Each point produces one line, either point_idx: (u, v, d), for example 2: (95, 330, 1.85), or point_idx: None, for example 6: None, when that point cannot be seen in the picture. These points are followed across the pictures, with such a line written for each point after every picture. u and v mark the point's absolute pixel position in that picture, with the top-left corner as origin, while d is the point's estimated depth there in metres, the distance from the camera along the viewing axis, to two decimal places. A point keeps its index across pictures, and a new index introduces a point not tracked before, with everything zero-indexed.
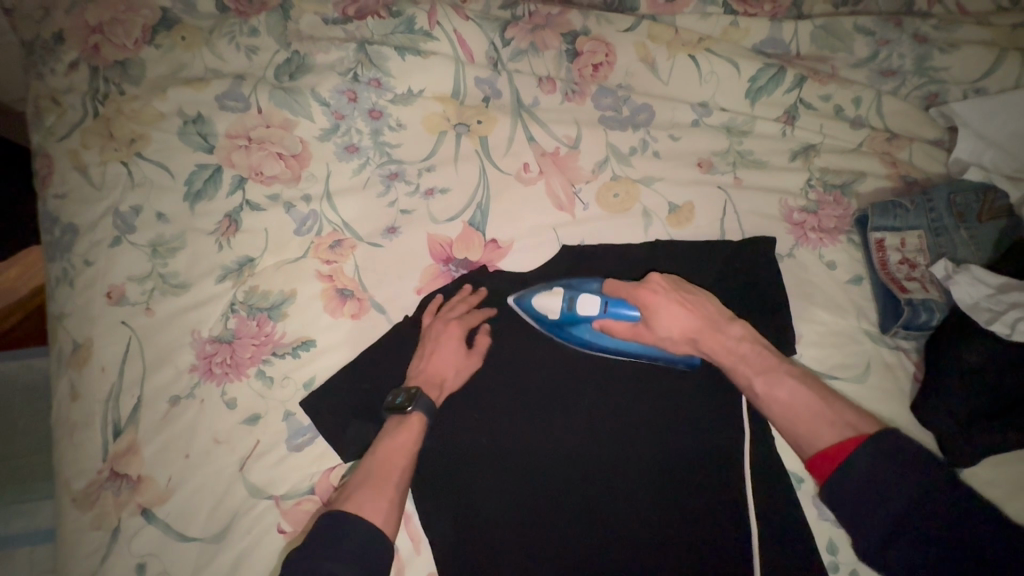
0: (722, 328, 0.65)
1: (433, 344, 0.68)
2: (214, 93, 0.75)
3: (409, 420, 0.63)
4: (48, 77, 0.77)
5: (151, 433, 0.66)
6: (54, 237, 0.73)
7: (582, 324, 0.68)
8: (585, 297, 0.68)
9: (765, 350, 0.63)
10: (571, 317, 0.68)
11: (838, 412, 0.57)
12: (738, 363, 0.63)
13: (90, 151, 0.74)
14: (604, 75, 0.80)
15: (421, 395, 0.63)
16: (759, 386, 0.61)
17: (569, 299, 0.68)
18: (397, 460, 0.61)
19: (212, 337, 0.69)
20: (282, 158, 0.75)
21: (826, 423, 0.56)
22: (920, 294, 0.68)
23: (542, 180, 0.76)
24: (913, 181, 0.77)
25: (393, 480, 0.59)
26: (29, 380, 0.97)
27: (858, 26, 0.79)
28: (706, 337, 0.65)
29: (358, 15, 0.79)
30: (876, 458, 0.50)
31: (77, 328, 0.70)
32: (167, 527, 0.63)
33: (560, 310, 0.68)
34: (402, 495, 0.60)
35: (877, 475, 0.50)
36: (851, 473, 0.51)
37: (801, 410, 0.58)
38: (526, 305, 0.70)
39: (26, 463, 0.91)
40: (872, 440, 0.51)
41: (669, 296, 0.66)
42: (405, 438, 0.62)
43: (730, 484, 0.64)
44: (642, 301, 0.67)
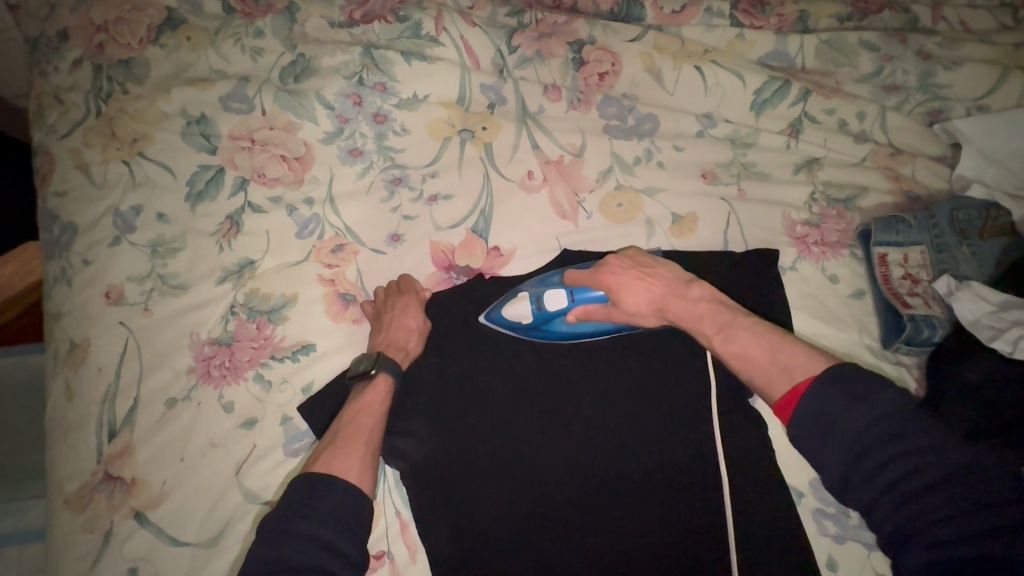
0: (680, 292, 0.65)
1: (391, 314, 0.69)
2: (219, 94, 0.75)
3: (375, 382, 0.66)
4: (51, 75, 0.77)
5: (146, 435, 0.65)
6: (53, 235, 0.73)
7: (555, 319, 0.70)
8: (550, 293, 0.69)
9: (722, 306, 0.62)
10: (543, 316, 0.69)
11: (794, 358, 0.54)
12: (696, 322, 0.63)
13: (92, 149, 0.74)
14: (610, 84, 0.80)
15: (380, 356, 0.66)
16: (717, 343, 0.61)
17: (535, 299, 0.69)
18: (365, 419, 0.63)
19: (210, 339, 0.69)
20: (285, 161, 0.75)
21: (779, 368, 0.54)
22: (922, 311, 0.68)
23: (546, 189, 0.76)
24: (916, 197, 0.77)
25: (360, 438, 0.61)
26: (23, 377, 0.97)
27: (862, 41, 0.79)
28: (671, 304, 0.65)
29: (365, 19, 0.79)
30: (825, 397, 0.49)
31: (75, 327, 0.69)
32: (159, 531, 0.62)
33: (532, 313, 0.69)
34: (373, 454, 0.61)
35: (826, 412, 0.48)
36: (804, 420, 0.49)
37: (756, 360, 0.56)
38: (497, 318, 0.70)
39: (17, 462, 0.90)
40: (822, 378, 0.50)
41: (632, 273, 0.67)
42: (371, 397, 0.65)
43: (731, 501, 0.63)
44: (603, 282, 0.68)
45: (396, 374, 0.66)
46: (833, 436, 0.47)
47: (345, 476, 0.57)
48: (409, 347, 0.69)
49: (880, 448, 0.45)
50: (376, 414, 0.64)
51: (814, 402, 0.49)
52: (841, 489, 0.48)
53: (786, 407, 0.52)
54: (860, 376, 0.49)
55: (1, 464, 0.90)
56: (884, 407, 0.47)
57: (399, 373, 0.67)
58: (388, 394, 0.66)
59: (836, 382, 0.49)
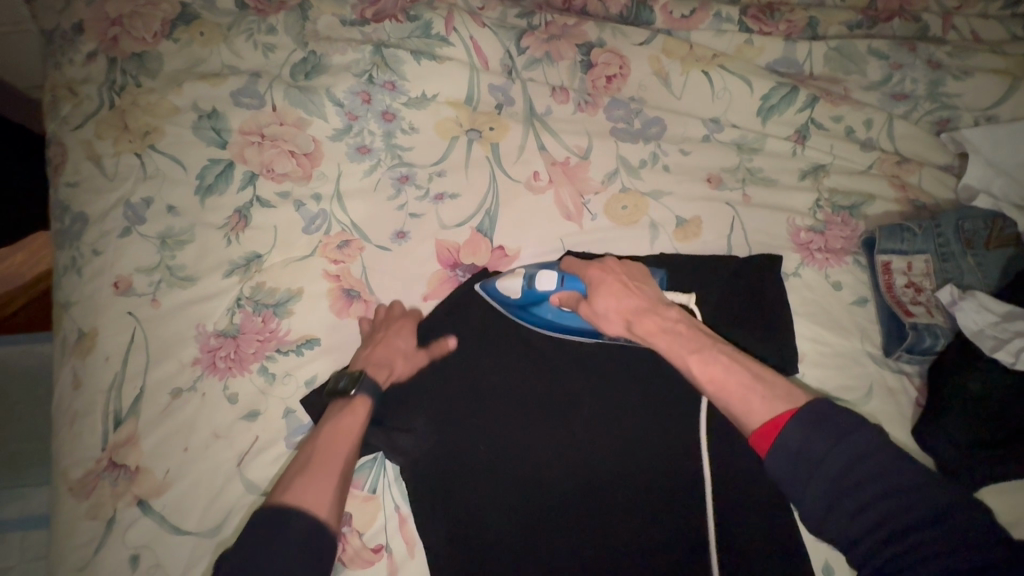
0: (659, 309, 0.64)
1: (380, 336, 0.69)
2: (230, 89, 0.76)
3: (354, 403, 0.64)
4: (66, 68, 0.78)
5: (151, 424, 0.66)
6: (64, 226, 0.74)
7: (543, 302, 0.70)
8: (542, 273, 0.70)
9: (700, 333, 0.62)
10: (531, 297, 0.70)
11: (772, 389, 0.54)
12: (671, 340, 0.62)
13: (104, 141, 0.75)
14: (617, 87, 0.80)
15: (365, 377, 0.66)
16: (692, 363, 0.59)
17: (529, 278, 0.70)
18: (341, 445, 0.61)
19: (216, 331, 0.70)
20: (294, 157, 0.75)
21: (759, 397, 0.54)
22: (924, 319, 0.68)
23: (551, 190, 0.76)
24: (922, 206, 0.77)
25: (335, 464, 0.59)
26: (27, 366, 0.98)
27: (872, 49, 0.79)
28: (646, 317, 0.64)
29: (375, 18, 0.80)
30: (809, 434, 0.49)
31: (83, 316, 0.70)
32: (162, 520, 0.63)
33: (522, 290, 0.70)
34: (344, 480, 0.60)
35: (809, 449, 0.48)
36: (786, 454, 0.49)
37: (733, 389, 0.56)
38: (491, 291, 0.71)
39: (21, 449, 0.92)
40: (805, 411, 0.50)
41: (618, 278, 0.68)
42: (350, 419, 0.63)
43: (726, 505, 0.63)
44: (591, 278, 0.68)
45: (375, 396, 0.65)
46: (814, 473, 0.47)
47: (313, 513, 0.55)
48: (395, 369, 0.69)
49: (867, 484, 0.46)
50: (353, 439, 0.62)
51: (797, 437, 0.49)
52: (824, 523, 0.47)
53: (768, 434, 0.51)
54: (845, 414, 0.49)
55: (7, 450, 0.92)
56: (867, 446, 0.47)
57: (377, 395, 0.66)
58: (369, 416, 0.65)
59: (819, 419, 0.49)
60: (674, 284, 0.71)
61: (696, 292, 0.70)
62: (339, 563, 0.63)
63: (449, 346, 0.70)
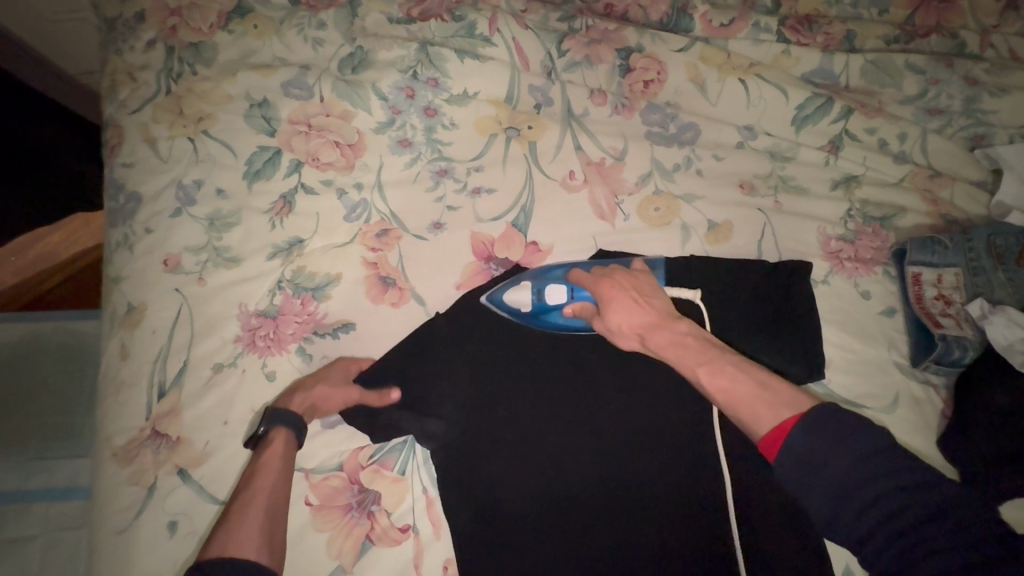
0: (669, 323, 0.67)
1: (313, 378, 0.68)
2: (280, 80, 0.79)
3: (272, 441, 0.64)
4: (126, 54, 0.82)
5: (193, 397, 0.69)
6: (118, 204, 0.77)
7: (553, 311, 0.72)
8: (551, 286, 0.72)
9: (709, 343, 0.64)
10: (543, 307, 0.72)
11: (779, 396, 0.56)
12: (682, 353, 0.63)
13: (160, 126, 0.78)
14: (654, 92, 0.82)
15: (281, 408, 0.65)
16: (703, 376, 0.61)
17: (537, 291, 0.72)
18: (265, 482, 0.61)
19: (258, 311, 0.72)
20: (338, 147, 0.78)
21: (768, 405, 0.55)
22: (953, 331, 0.69)
23: (586, 189, 0.78)
24: (953, 220, 0.77)
25: (258, 504, 0.59)
26: (62, 341, 1.02)
27: (909, 63, 0.80)
28: (656, 332, 0.66)
29: (422, 17, 0.83)
30: (813, 439, 0.50)
31: (132, 291, 0.73)
32: (200, 489, 0.66)
33: (531, 302, 0.72)
34: (272, 517, 0.59)
35: (813, 451, 0.49)
36: (791, 458, 0.50)
37: (742, 398, 0.57)
38: (497, 300, 0.73)
39: (53, 421, 0.95)
40: (805, 419, 0.51)
41: (627, 292, 0.70)
42: (270, 456, 0.63)
43: (746, 502, 0.65)
44: (601, 292, 0.70)
45: (294, 428, 0.64)
46: (818, 474, 0.48)
47: (241, 556, 0.54)
48: (314, 394, 0.67)
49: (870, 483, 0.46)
50: (281, 475, 0.62)
51: (803, 441, 0.50)
52: (832, 523, 0.47)
53: (773, 441, 0.53)
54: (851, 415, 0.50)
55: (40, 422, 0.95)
56: (865, 448, 0.48)
57: (295, 425, 0.64)
58: (290, 448, 0.64)
59: (819, 423, 0.50)
60: (701, 285, 0.73)
61: (702, 287, 0.72)
62: (367, 540, 0.65)
63: (393, 398, 0.70)
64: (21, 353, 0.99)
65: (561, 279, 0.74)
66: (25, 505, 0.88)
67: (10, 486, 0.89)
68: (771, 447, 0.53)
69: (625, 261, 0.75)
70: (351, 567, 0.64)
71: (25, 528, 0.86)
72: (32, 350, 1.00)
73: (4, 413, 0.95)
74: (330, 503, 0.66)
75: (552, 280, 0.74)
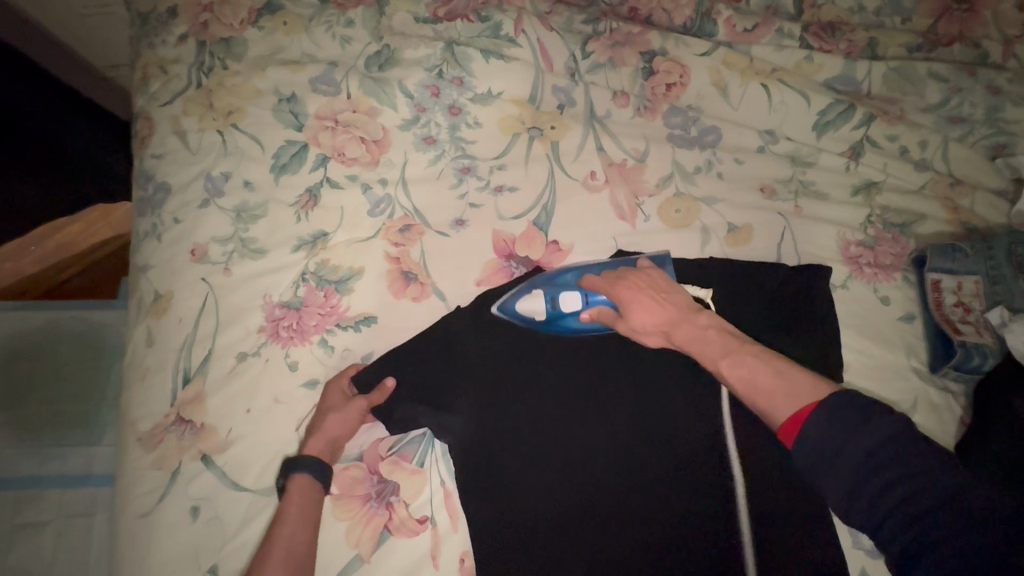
0: (690, 318, 0.68)
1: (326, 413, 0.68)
2: (309, 76, 0.81)
3: (295, 488, 0.63)
4: (158, 48, 0.84)
5: (218, 384, 0.70)
6: (147, 194, 0.79)
7: (569, 317, 0.72)
8: (565, 295, 0.72)
9: (728, 335, 0.65)
10: (556, 315, 0.72)
11: (795, 383, 0.57)
12: (704, 347, 0.65)
13: (190, 118, 0.80)
14: (676, 95, 0.82)
15: (299, 455, 0.64)
16: (724, 368, 0.63)
17: (551, 299, 0.72)
18: (287, 531, 0.61)
19: (282, 302, 0.74)
20: (363, 143, 0.79)
21: (785, 394, 0.57)
22: (973, 338, 0.69)
23: (607, 189, 0.79)
24: (973, 228, 0.78)
25: (276, 554, 0.59)
26: (78, 330, 1.03)
27: (931, 72, 0.81)
28: (678, 328, 0.68)
29: (448, 17, 0.84)
30: (828, 427, 0.51)
31: (160, 279, 0.75)
32: (223, 474, 0.67)
33: (545, 309, 0.72)
34: (293, 569, 0.59)
35: (828, 439, 0.50)
36: (809, 446, 0.51)
37: (760, 386, 0.59)
38: (510, 311, 0.73)
39: (68, 409, 0.96)
40: (823, 406, 0.52)
41: (645, 293, 0.70)
42: (294, 504, 0.63)
43: (764, 503, 0.66)
44: (620, 297, 0.71)
45: (311, 475, 0.63)
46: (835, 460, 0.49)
47: None
48: (325, 427, 0.67)
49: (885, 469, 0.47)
50: (301, 523, 0.62)
51: (817, 429, 0.51)
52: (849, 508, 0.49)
53: (791, 430, 0.54)
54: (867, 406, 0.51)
55: (55, 410, 0.96)
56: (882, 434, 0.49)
57: (312, 472, 0.63)
58: (313, 492, 0.63)
59: (835, 410, 0.51)
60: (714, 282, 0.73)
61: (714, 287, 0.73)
62: (385, 531, 0.66)
63: (393, 386, 0.70)
64: (37, 342, 1.00)
65: (573, 284, 0.74)
66: (41, 491, 0.89)
67: (26, 472, 0.90)
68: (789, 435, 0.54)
69: (631, 261, 0.75)
70: (368, 556, 0.65)
71: (40, 514, 0.88)
72: (48, 338, 1.01)
73: (19, 401, 0.96)
74: (350, 493, 0.67)
75: (563, 285, 0.74)
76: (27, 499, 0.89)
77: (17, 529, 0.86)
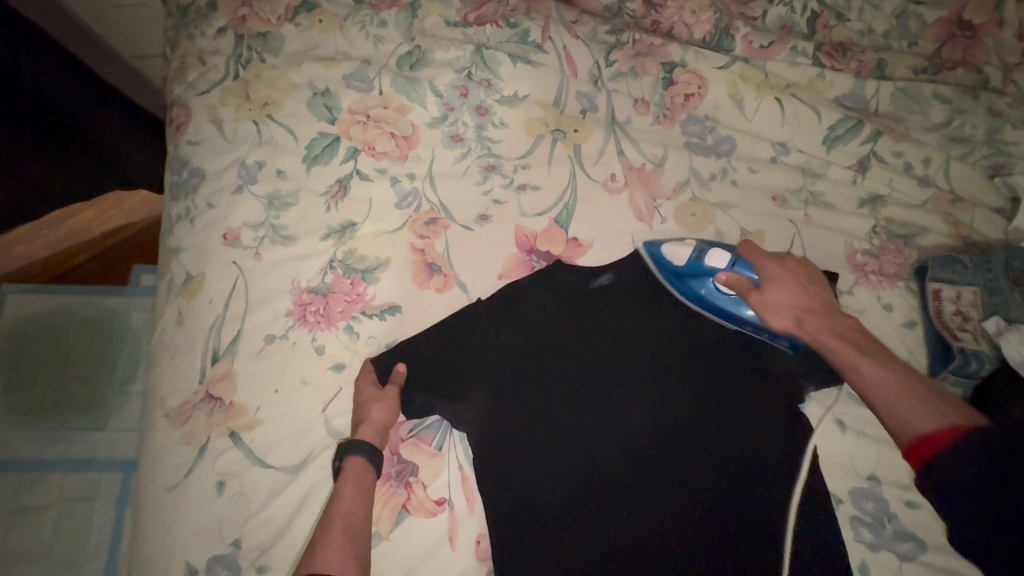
0: (833, 314, 0.69)
1: (365, 401, 0.70)
2: (343, 72, 0.84)
3: (347, 469, 0.66)
4: (197, 39, 0.87)
5: (246, 365, 0.72)
6: (181, 178, 0.82)
7: (703, 276, 0.74)
8: (714, 251, 0.74)
9: (873, 342, 0.66)
10: (696, 268, 0.74)
11: (946, 404, 0.57)
12: (843, 342, 0.66)
13: (226, 108, 0.83)
14: (694, 105, 0.86)
15: (352, 439, 0.66)
16: (860, 368, 0.63)
17: (699, 250, 0.74)
18: (343, 508, 0.63)
19: (309, 288, 0.76)
20: (394, 138, 0.82)
21: (930, 407, 0.57)
22: (971, 345, 0.73)
23: (626, 192, 0.82)
24: (972, 242, 0.81)
25: (335, 526, 0.62)
26: (87, 315, 1.04)
27: (936, 93, 0.85)
28: (815, 318, 0.68)
29: (478, 22, 0.88)
30: (975, 446, 0.52)
31: (192, 261, 0.77)
32: (248, 451, 0.69)
33: (687, 259, 0.74)
34: (353, 544, 0.62)
35: (971, 459, 0.51)
36: (949, 459, 0.52)
37: (903, 392, 0.59)
38: (655, 250, 0.76)
39: (77, 392, 0.97)
40: (972, 434, 0.52)
41: (792, 275, 0.71)
42: (347, 485, 0.65)
43: (763, 510, 0.68)
44: (765, 270, 0.72)
45: (363, 455, 0.65)
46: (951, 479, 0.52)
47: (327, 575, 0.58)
48: (373, 417, 0.68)
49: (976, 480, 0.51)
50: (356, 499, 0.64)
51: (965, 445, 0.52)
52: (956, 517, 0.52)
53: (931, 440, 0.54)
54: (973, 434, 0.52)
55: (62, 394, 0.97)
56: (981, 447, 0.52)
57: (361, 453, 0.65)
58: (366, 473, 0.66)
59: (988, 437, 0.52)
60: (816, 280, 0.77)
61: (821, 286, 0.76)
62: (403, 510, 0.68)
63: (405, 371, 0.72)
64: (49, 325, 1.02)
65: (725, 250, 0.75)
66: (46, 472, 0.91)
67: (31, 453, 0.91)
68: (919, 451, 0.55)
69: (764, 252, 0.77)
70: (387, 534, 0.67)
71: (41, 496, 0.89)
72: (60, 321, 1.03)
73: (29, 379, 0.97)
74: None
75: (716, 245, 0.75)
76: (31, 481, 0.90)
77: (18, 511, 0.88)
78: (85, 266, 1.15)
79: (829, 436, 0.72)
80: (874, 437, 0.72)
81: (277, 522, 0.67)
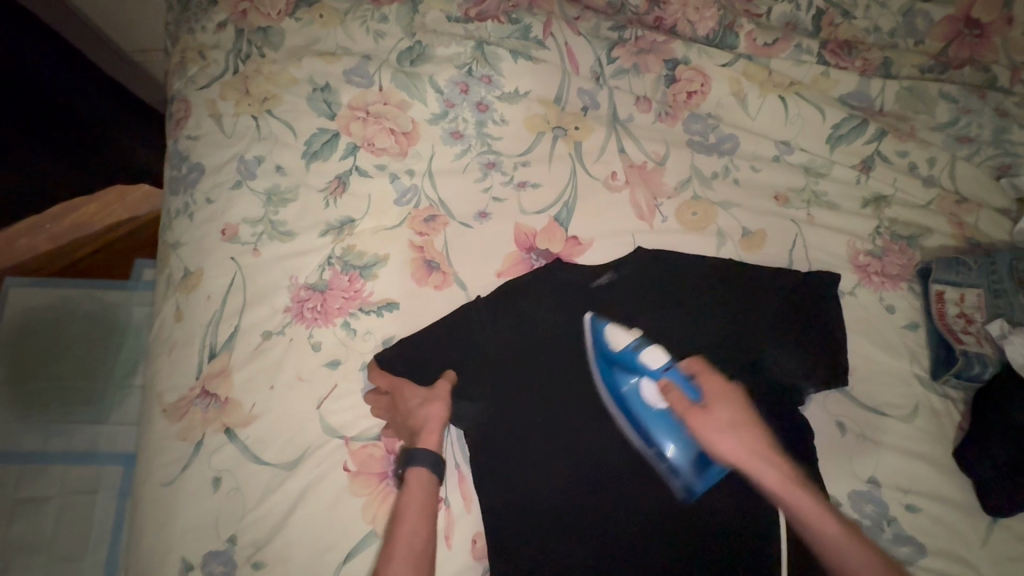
0: (766, 466, 0.67)
1: (414, 406, 0.71)
2: (343, 67, 0.83)
3: (411, 479, 0.67)
4: (197, 33, 0.87)
5: (243, 361, 0.72)
6: (180, 173, 0.82)
7: (636, 372, 0.69)
8: (652, 349, 0.71)
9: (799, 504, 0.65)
10: (629, 361, 0.70)
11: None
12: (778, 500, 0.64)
13: (226, 102, 0.82)
14: (696, 103, 0.86)
15: (414, 449, 0.68)
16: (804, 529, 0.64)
17: (638, 343, 0.71)
18: (409, 520, 0.66)
19: (307, 284, 0.76)
20: (393, 134, 0.82)
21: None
22: (974, 347, 0.72)
23: (627, 190, 0.81)
24: (977, 243, 0.80)
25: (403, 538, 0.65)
26: (89, 309, 1.04)
27: (942, 92, 0.84)
28: (749, 462, 0.66)
29: (479, 18, 0.87)
30: None
31: (190, 257, 0.77)
32: (244, 447, 0.69)
33: (625, 347, 0.71)
34: (418, 557, 0.64)
35: None
36: None
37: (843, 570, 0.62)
38: (598, 327, 0.72)
39: (79, 385, 0.97)
40: None
41: (732, 411, 0.69)
42: (412, 496, 0.67)
43: (755, 514, 0.65)
44: (705, 389, 0.69)
45: (428, 466, 0.67)
46: None
47: None
48: (425, 420, 0.70)
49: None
50: (421, 512, 0.66)
51: None
52: None
53: None
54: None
55: (65, 387, 0.97)
56: None
57: (426, 464, 0.67)
58: (428, 483, 0.67)
59: None
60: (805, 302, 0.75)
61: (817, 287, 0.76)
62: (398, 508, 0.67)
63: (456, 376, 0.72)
64: (53, 317, 1.02)
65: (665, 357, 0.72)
66: (47, 465, 0.91)
67: (31, 446, 0.92)
68: None
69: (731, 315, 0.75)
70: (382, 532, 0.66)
71: (41, 488, 0.89)
72: (61, 314, 1.03)
73: (31, 371, 0.97)
74: (367, 470, 0.69)
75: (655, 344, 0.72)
76: (31, 474, 0.90)
77: (18, 502, 0.88)
78: (83, 260, 1.15)
79: (831, 437, 0.71)
80: (873, 438, 0.71)
81: (272, 519, 0.66)
